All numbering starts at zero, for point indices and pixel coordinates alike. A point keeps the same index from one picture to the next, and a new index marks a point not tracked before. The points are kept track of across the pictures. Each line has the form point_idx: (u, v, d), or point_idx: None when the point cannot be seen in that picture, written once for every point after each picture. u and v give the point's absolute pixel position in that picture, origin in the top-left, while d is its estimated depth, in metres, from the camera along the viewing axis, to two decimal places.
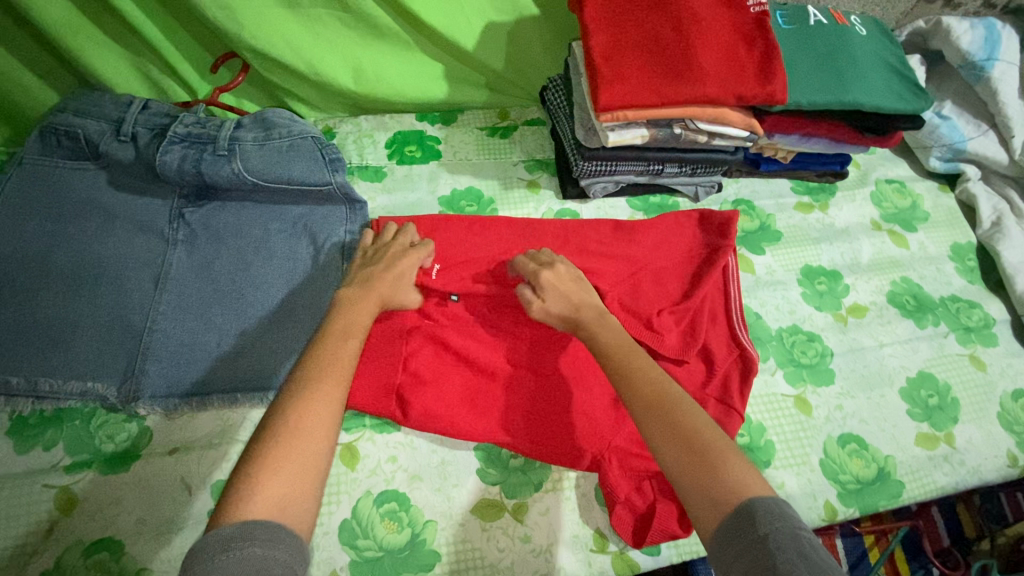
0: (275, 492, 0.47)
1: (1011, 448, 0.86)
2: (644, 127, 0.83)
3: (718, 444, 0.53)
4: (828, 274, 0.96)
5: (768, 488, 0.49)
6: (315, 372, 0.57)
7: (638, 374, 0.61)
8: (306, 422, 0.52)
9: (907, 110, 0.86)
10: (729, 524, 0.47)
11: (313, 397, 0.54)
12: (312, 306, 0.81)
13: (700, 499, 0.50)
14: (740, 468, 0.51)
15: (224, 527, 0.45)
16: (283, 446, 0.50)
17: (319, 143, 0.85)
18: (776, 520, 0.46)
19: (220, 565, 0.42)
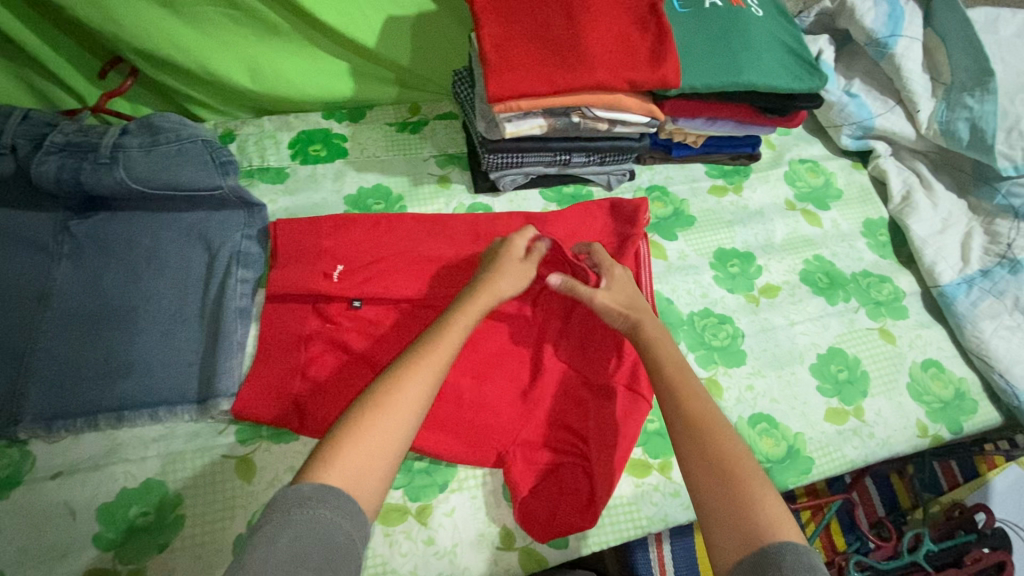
0: (355, 463, 0.53)
1: (921, 418, 0.87)
2: (541, 117, 0.82)
3: (753, 483, 0.55)
4: (740, 256, 0.97)
5: (798, 538, 0.51)
6: (415, 358, 0.63)
7: (691, 405, 0.63)
8: (393, 404, 0.58)
9: (802, 90, 0.87)
10: (752, 562, 0.49)
11: (407, 383, 0.60)
12: (207, 316, 0.78)
13: (726, 533, 0.52)
14: (773, 512, 0.53)
15: (305, 485, 0.51)
16: (370, 422, 0.56)
17: (209, 147, 0.80)
18: (803, 571, 0.47)
19: (296, 519, 0.48)
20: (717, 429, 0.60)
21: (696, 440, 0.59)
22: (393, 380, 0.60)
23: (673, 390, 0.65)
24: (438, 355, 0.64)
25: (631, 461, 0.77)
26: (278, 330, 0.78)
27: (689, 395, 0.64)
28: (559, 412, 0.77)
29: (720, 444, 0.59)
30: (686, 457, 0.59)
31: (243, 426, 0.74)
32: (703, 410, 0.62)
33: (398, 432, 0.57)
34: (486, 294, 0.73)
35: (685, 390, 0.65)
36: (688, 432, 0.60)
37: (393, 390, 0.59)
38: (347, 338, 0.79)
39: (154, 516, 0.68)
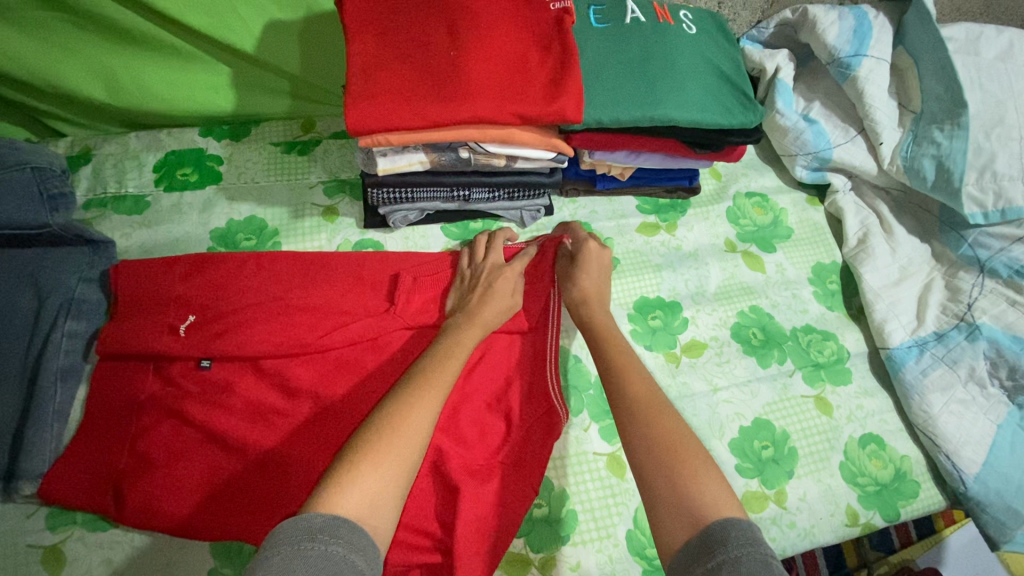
0: (371, 488, 0.49)
1: (851, 504, 0.77)
2: (422, 151, 0.71)
3: (693, 460, 0.54)
4: (664, 306, 0.86)
5: (742, 514, 0.49)
6: (423, 379, 0.60)
7: (634, 387, 0.62)
8: (405, 427, 0.54)
9: (734, 126, 0.74)
10: (698, 542, 0.47)
11: (419, 401, 0.57)
12: (25, 373, 0.68)
13: (672, 513, 0.50)
14: (714, 489, 0.51)
15: (315, 512, 0.46)
16: (383, 442, 0.52)
17: (40, 178, 0.71)
18: (749, 546, 0.45)
19: (307, 554, 0.42)
20: (650, 407, 0.59)
21: (637, 424, 0.58)
22: (405, 401, 0.57)
23: (619, 370, 0.65)
24: (442, 376, 0.61)
25: (508, 556, 0.68)
26: (108, 394, 0.69)
27: (633, 379, 0.63)
28: (430, 498, 0.68)
29: (663, 427, 0.57)
30: (627, 439, 0.58)
31: (55, 510, 0.65)
32: (646, 392, 0.61)
33: (410, 454, 0.53)
34: (476, 327, 0.70)
35: (630, 370, 0.65)
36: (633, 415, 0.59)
37: (403, 412, 0.55)
38: (187, 405, 0.68)
39: None
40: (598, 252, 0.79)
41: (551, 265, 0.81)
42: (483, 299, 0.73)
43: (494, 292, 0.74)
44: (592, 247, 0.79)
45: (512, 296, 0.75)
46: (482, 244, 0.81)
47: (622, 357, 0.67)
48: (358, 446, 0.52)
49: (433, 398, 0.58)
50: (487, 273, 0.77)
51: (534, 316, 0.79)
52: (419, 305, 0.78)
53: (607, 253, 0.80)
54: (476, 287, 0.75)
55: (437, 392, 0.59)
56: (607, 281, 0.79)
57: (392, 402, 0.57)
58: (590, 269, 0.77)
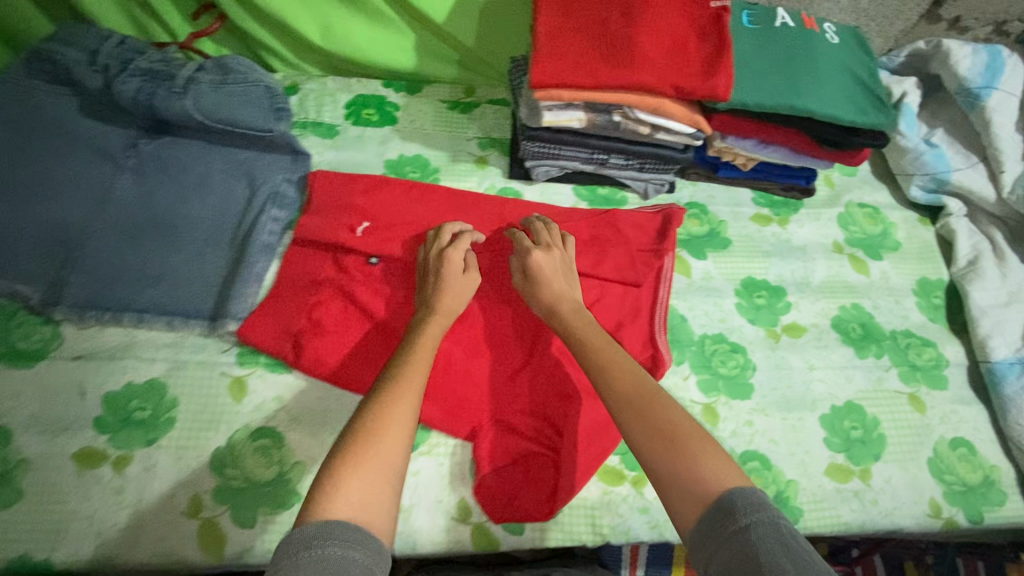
0: (358, 489, 0.49)
1: (935, 497, 0.79)
2: (582, 110, 0.82)
3: (693, 439, 0.54)
4: (770, 289, 0.92)
5: (750, 484, 0.50)
6: (392, 375, 0.60)
7: (619, 379, 0.61)
8: (384, 428, 0.54)
9: (865, 125, 0.82)
10: (711, 516, 0.48)
11: (390, 398, 0.57)
12: (235, 242, 0.84)
13: (681, 496, 0.50)
14: (715, 463, 0.52)
15: (308, 524, 0.46)
16: (365, 443, 0.52)
17: (270, 93, 0.89)
18: (756, 513, 0.47)
19: (301, 563, 0.43)
20: (637, 394, 0.59)
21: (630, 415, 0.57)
22: (376, 402, 0.57)
23: (601, 364, 0.64)
24: (414, 370, 0.62)
25: (605, 467, 0.76)
26: (296, 268, 0.83)
27: (616, 366, 0.63)
28: (545, 403, 0.77)
29: (658, 411, 0.57)
30: (624, 430, 0.57)
31: (246, 349, 0.79)
32: (633, 382, 0.61)
33: (393, 450, 0.53)
34: (440, 317, 0.72)
35: (611, 363, 0.64)
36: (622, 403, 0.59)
37: (380, 408, 0.56)
38: (356, 289, 0.82)
39: (150, 413, 0.73)
40: (544, 259, 0.78)
41: (658, 233, 0.91)
42: (438, 287, 0.75)
43: (447, 277, 0.76)
44: (540, 258, 0.78)
45: (466, 278, 0.77)
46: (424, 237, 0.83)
47: (604, 352, 0.65)
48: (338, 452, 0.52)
49: (409, 393, 0.58)
50: (434, 259, 0.79)
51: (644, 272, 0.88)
52: None
53: (556, 256, 0.79)
54: (429, 273, 0.78)
55: (415, 381, 0.60)
56: (567, 280, 0.78)
57: (366, 404, 0.57)
58: (551, 279, 0.77)
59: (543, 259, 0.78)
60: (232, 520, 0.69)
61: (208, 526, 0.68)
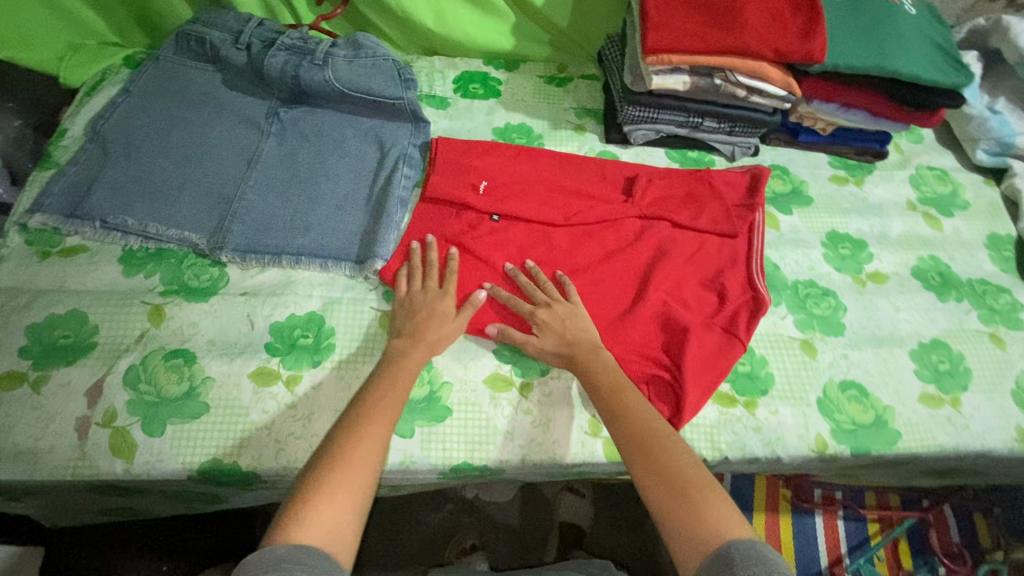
0: (326, 521, 0.54)
1: (1021, 423, 0.86)
2: (686, 74, 0.91)
3: (698, 487, 0.59)
4: (853, 241, 1.00)
5: (749, 537, 0.54)
6: (369, 411, 0.66)
7: (632, 423, 0.67)
8: (353, 463, 0.59)
9: (945, 84, 0.90)
10: (711, 563, 0.52)
11: (365, 436, 0.62)
12: (372, 197, 0.94)
13: (686, 545, 0.55)
14: (719, 513, 0.56)
15: (276, 547, 0.51)
16: (335, 476, 0.58)
17: (397, 65, 0.97)
18: (757, 564, 0.50)
19: None
20: (650, 438, 0.64)
21: (643, 456, 0.62)
22: (349, 439, 0.62)
23: (616, 407, 0.69)
24: (388, 408, 0.67)
25: (718, 392, 0.83)
26: (426, 221, 0.93)
27: (632, 410, 0.68)
28: (661, 336, 0.85)
29: (666, 459, 0.62)
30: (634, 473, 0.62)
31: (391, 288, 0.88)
32: (645, 427, 0.66)
33: (363, 484, 0.59)
34: (421, 347, 0.77)
35: (623, 408, 0.69)
36: (636, 445, 0.64)
37: (354, 444, 0.61)
38: (482, 238, 0.91)
39: (313, 339, 0.82)
40: (547, 315, 0.80)
41: (746, 188, 0.99)
42: (427, 321, 0.79)
43: (438, 317, 0.80)
44: (545, 310, 0.81)
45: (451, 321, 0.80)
46: (403, 272, 0.85)
47: (618, 393, 0.71)
48: (314, 483, 0.57)
49: (379, 431, 0.64)
50: (425, 298, 0.82)
51: (736, 225, 0.95)
52: (651, 198, 0.96)
53: (557, 308, 0.81)
54: (418, 307, 0.81)
55: (387, 421, 0.66)
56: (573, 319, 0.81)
57: (339, 437, 0.62)
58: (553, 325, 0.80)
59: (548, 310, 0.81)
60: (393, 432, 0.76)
61: None
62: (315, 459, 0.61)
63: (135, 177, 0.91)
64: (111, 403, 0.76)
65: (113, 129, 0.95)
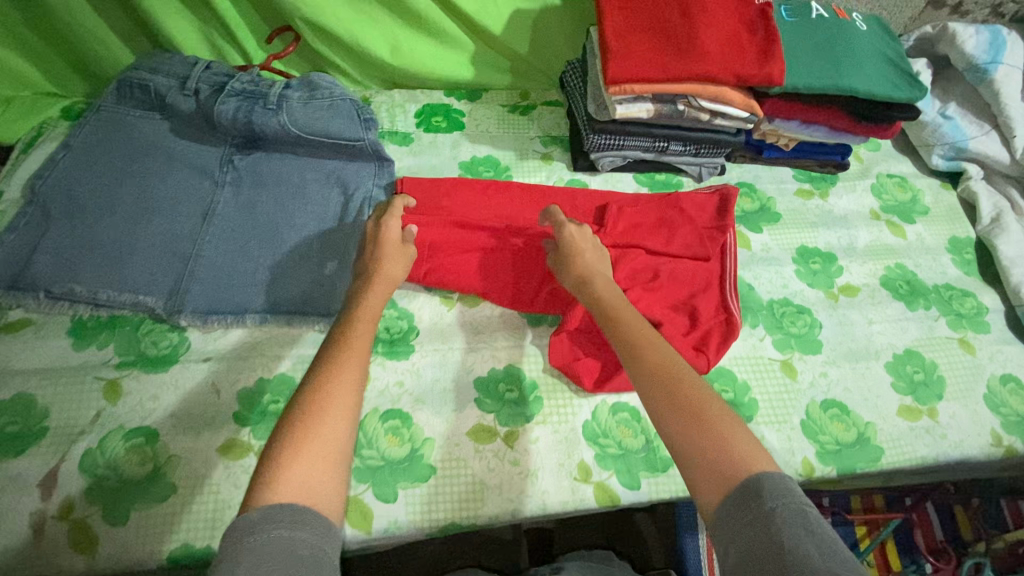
0: (302, 472, 0.50)
1: (996, 428, 0.88)
2: (650, 102, 0.90)
3: (721, 418, 0.55)
4: (823, 256, 1.01)
5: (773, 464, 0.51)
6: (338, 354, 0.61)
7: (647, 353, 0.64)
8: (329, 407, 0.55)
9: (901, 99, 0.92)
10: (737, 496, 0.49)
11: (336, 378, 0.58)
12: (337, 244, 0.90)
13: (709, 479, 0.51)
14: (742, 447, 0.53)
15: (252, 511, 0.47)
16: (309, 424, 0.53)
17: (357, 105, 0.94)
18: (782, 497, 0.48)
19: (250, 547, 0.43)
20: (666, 371, 0.60)
21: (662, 389, 0.59)
22: (321, 385, 0.57)
23: (626, 340, 0.67)
24: (357, 347, 0.63)
25: None
26: None
27: (642, 340, 0.66)
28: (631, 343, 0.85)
29: (685, 389, 0.58)
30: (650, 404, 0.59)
31: None
32: (659, 359, 0.62)
33: (338, 432, 0.54)
34: (379, 283, 0.75)
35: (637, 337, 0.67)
36: (649, 375, 0.61)
37: (323, 390, 0.56)
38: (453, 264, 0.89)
39: (284, 404, 0.79)
40: (576, 233, 0.84)
41: (715, 211, 0.99)
42: (377, 256, 0.79)
43: (390, 254, 0.79)
44: (574, 229, 0.84)
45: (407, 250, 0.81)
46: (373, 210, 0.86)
47: (625, 325, 0.69)
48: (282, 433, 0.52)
49: (353, 371, 0.60)
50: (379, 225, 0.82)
51: (710, 246, 0.95)
52: (622, 228, 0.94)
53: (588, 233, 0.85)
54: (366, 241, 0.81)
55: (358, 360, 0.61)
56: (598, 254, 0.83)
57: (308, 384, 0.57)
58: (581, 247, 0.82)
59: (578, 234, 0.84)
60: (375, 497, 0.73)
61: (353, 503, 0.72)
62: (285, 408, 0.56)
63: (81, 241, 0.85)
64: (68, 493, 0.71)
65: (51, 189, 0.89)
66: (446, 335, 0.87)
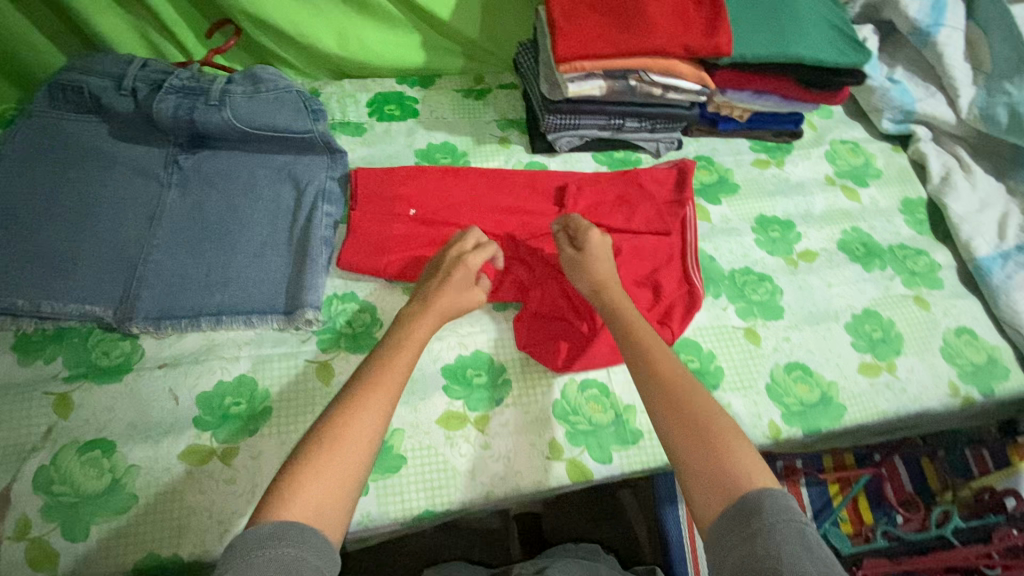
0: (315, 497, 0.53)
1: (952, 379, 0.90)
2: (601, 79, 0.90)
3: (725, 438, 0.57)
4: (781, 223, 1.02)
5: (775, 484, 0.53)
6: (366, 382, 0.62)
7: (661, 371, 0.65)
8: (352, 434, 0.57)
9: (846, 64, 0.93)
10: (735, 512, 0.51)
11: (363, 407, 0.59)
12: (292, 240, 0.88)
13: (706, 494, 0.54)
14: (747, 462, 0.55)
15: (264, 524, 0.50)
16: (327, 450, 0.56)
17: (303, 97, 0.91)
18: (781, 516, 0.50)
19: (258, 560, 0.47)
20: (679, 389, 0.62)
21: (670, 407, 0.61)
22: (347, 412, 0.59)
23: (641, 355, 0.68)
24: (392, 376, 0.64)
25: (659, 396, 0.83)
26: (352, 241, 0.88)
27: (658, 355, 0.67)
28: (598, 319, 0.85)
29: (693, 408, 0.60)
30: (658, 418, 0.61)
31: (324, 337, 0.83)
32: (674, 375, 0.64)
33: (355, 461, 0.56)
34: (435, 313, 0.75)
35: (653, 355, 0.67)
36: (659, 391, 0.62)
37: (348, 418, 0.58)
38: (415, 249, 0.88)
39: (245, 405, 0.77)
40: (599, 241, 0.83)
41: (670, 187, 0.99)
42: (441, 288, 0.77)
43: (454, 280, 0.78)
44: (596, 235, 0.83)
45: (473, 287, 0.80)
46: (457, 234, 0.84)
47: (644, 340, 0.70)
48: (301, 457, 0.55)
49: (382, 401, 0.61)
50: (453, 260, 0.80)
51: (670, 222, 0.95)
52: (582, 206, 0.95)
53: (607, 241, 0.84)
54: (437, 271, 0.80)
55: (388, 392, 0.62)
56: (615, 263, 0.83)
57: (336, 410, 0.59)
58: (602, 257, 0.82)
59: (602, 245, 0.83)
60: None
61: None
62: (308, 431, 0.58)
63: (19, 252, 0.81)
64: (23, 512, 0.68)
65: None
66: None
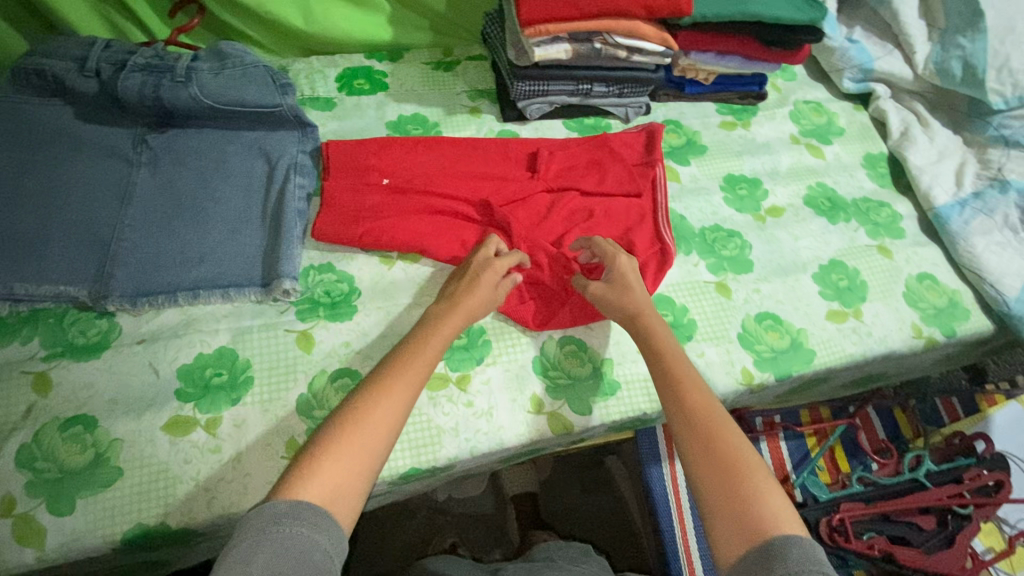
0: (330, 480, 0.54)
1: (915, 321, 0.94)
2: (566, 42, 0.92)
3: (754, 475, 0.58)
4: (748, 181, 1.05)
5: (800, 531, 0.53)
6: (390, 376, 0.65)
7: (692, 401, 0.65)
8: (371, 422, 0.59)
9: (803, 21, 0.96)
10: (757, 552, 0.52)
11: (383, 400, 0.62)
12: (266, 213, 0.88)
13: (728, 528, 0.55)
14: (774, 504, 0.56)
15: (279, 501, 0.52)
16: (343, 435, 0.58)
17: (271, 71, 0.91)
18: (806, 567, 0.49)
19: (271, 535, 0.49)
20: (712, 423, 0.63)
21: (704, 439, 0.61)
22: (367, 403, 0.61)
23: (672, 387, 0.68)
24: (415, 373, 0.66)
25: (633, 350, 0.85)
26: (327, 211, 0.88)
27: (691, 384, 0.67)
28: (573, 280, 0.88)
29: (725, 445, 0.61)
30: (687, 448, 0.62)
31: (303, 307, 0.84)
32: (704, 405, 0.65)
33: (373, 450, 0.58)
34: (460, 313, 0.76)
35: (685, 383, 0.68)
36: (690, 424, 0.63)
37: (369, 407, 0.61)
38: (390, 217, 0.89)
39: (227, 375, 0.78)
40: (625, 264, 0.83)
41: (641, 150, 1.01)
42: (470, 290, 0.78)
43: (479, 283, 0.79)
44: (624, 262, 0.83)
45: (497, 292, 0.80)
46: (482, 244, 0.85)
47: (677, 368, 0.70)
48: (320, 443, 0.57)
49: (404, 394, 0.63)
50: (481, 266, 0.82)
51: (640, 183, 0.97)
52: (555, 171, 0.97)
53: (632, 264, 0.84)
54: (464, 275, 0.81)
55: (409, 389, 0.64)
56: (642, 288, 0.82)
57: (360, 397, 0.62)
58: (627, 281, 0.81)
59: (629, 269, 0.83)
60: None
61: None
62: (332, 415, 0.61)
63: None
64: (7, 489, 0.68)
65: None
66: (388, 292, 0.87)
